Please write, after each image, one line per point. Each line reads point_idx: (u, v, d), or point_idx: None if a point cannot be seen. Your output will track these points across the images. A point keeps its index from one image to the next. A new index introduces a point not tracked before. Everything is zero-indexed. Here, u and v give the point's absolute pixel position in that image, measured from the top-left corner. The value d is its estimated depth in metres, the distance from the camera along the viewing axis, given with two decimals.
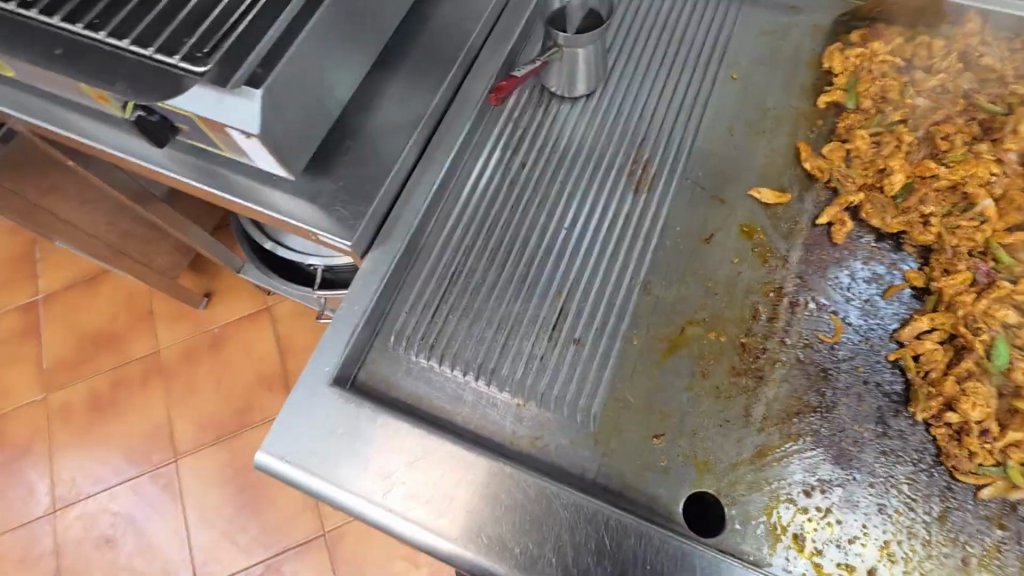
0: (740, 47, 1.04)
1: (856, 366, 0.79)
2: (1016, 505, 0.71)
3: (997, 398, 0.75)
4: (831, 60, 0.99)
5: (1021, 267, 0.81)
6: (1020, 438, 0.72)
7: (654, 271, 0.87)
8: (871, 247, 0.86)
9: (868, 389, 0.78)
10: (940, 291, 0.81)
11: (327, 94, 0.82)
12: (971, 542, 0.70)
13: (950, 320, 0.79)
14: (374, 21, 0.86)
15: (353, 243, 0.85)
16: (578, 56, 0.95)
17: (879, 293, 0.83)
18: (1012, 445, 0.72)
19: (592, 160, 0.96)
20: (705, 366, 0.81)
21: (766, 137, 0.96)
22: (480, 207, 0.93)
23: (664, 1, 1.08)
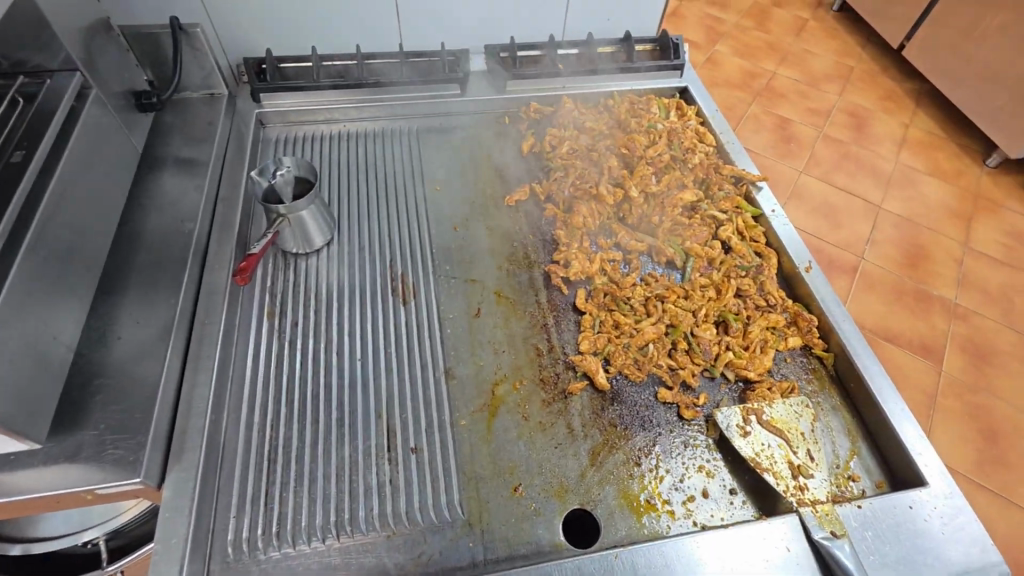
0: (431, 165, 1.29)
1: (632, 367, 0.98)
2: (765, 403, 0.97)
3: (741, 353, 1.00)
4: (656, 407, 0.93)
5: (679, 234, 1.15)
6: (745, 360, 0.99)
7: (449, 358, 0.99)
8: (600, 261, 1.11)
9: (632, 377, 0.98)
10: (646, 282, 1.09)
11: (50, 346, 0.77)
12: (758, 438, 0.90)
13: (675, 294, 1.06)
14: (81, 257, 0.85)
15: (144, 476, 0.78)
16: (304, 217, 1.06)
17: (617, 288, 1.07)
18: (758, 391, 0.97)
19: (357, 294, 1.06)
20: (524, 412, 0.94)
21: (482, 222, 1.19)
22: (270, 379, 0.94)
23: (357, 150, 1.29)
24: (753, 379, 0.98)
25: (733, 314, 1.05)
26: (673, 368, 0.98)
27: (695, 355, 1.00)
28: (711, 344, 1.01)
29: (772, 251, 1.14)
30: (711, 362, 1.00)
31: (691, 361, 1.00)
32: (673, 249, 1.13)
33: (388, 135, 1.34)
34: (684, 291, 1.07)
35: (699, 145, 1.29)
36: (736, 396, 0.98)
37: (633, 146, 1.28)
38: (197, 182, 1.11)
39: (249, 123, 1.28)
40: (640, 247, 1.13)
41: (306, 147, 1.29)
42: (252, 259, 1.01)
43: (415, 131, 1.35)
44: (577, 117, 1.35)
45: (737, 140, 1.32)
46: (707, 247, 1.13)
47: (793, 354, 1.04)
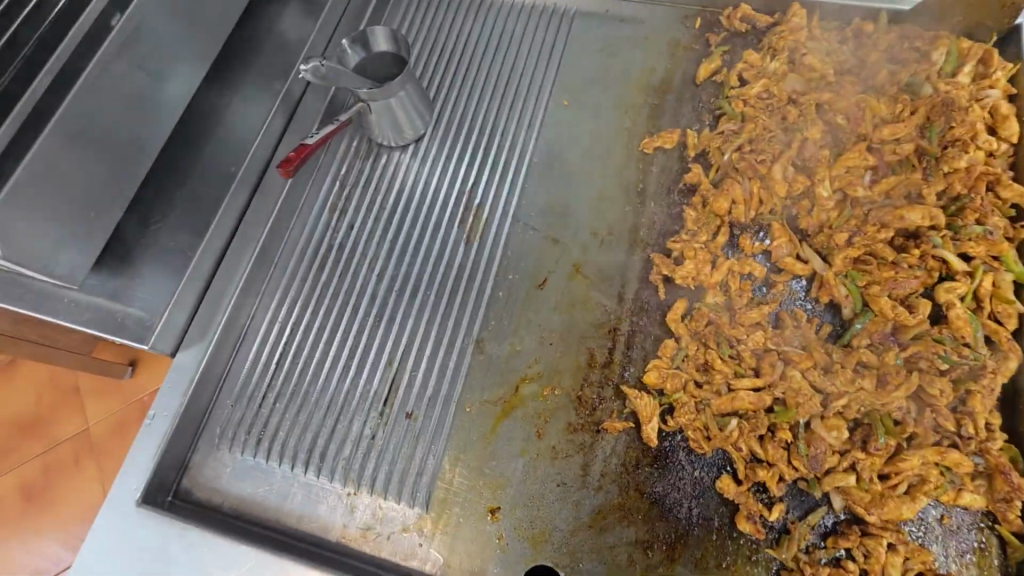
0: (570, 66, 0.99)
1: (699, 434, 0.72)
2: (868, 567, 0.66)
3: (870, 482, 0.68)
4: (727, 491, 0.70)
5: (871, 272, 0.75)
6: (870, 496, 0.67)
7: (487, 328, 0.83)
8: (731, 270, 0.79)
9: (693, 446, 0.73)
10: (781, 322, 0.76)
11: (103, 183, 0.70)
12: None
13: (811, 362, 0.72)
14: (170, 99, 0.75)
15: (151, 345, 0.79)
16: (393, 104, 0.89)
17: (735, 319, 0.76)
18: (866, 545, 0.66)
19: (421, 213, 0.91)
20: (541, 427, 0.77)
21: (600, 163, 0.91)
22: (307, 279, 0.88)
23: (489, 21, 1.02)
24: (869, 523, 0.67)
25: (894, 425, 0.69)
26: (756, 457, 0.71)
27: (797, 456, 0.70)
28: (833, 452, 0.69)
29: (1016, 351, 0.70)
30: (818, 476, 0.69)
31: (790, 462, 0.70)
32: (848, 290, 0.75)
33: (537, 9, 1.03)
34: (832, 362, 0.72)
35: (987, 136, 0.78)
36: (829, 531, 0.69)
37: (861, 116, 0.82)
38: (318, 29, 1.00)
39: None
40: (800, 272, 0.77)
41: (437, 0, 1.04)
42: (302, 152, 0.84)
43: (572, 14, 1.03)
44: (800, 44, 0.91)
45: None
46: (904, 308, 0.73)
47: (958, 515, 0.68)
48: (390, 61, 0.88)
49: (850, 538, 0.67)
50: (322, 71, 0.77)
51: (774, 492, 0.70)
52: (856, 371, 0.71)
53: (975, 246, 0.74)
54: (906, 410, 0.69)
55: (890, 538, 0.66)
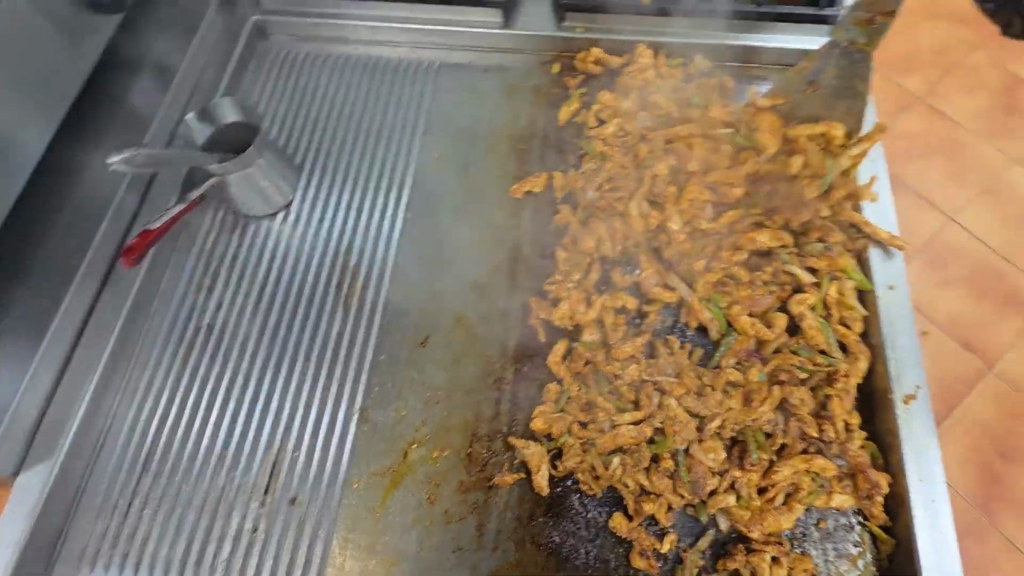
0: (437, 120, 1.00)
1: (587, 475, 0.73)
2: None
3: (749, 497, 0.71)
4: (619, 528, 0.70)
5: (732, 294, 0.79)
6: (750, 512, 0.70)
7: (370, 395, 0.80)
8: (604, 305, 0.81)
9: (584, 488, 0.73)
10: (659, 351, 0.78)
11: None
12: None
13: (685, 389, 0.75)
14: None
15: None
16: (252, 174, 0.87)
17: (613, 355, 0.78)
18: (754, 563, 0.67)
19: (294, 283, 0.88)
20: (432, 492, 0.74)
21: (474, 214, 0.91)
22: (174, 367, 0.83)
23: (355, 84, 1.03)
24: (755, 540, 0.69)
25: (763, 438, 0.73)
26: (645, 490, 0.72)
27: (680, 484, 0.72)
28: (710, 474, 0.72)
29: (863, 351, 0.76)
30: (702, 500, 0.71)
31: (675, 489, 0.71)
32: (713, 313, 0.79)
33: (400, 68, 1.04)
34: (703, 385, 0.75)
35: (818, 156, 0.83)
36: (720, 553, 0.70)
37: (696, 151, 0.88)
38: (170, 99, 0.97)
39: (240, 28, 1.05)
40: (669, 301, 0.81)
41: (301, 67, 1.05)
42: (147, 238, 0.79)
43: (435, 68, 1.05)
44: (647, 84, 0.97)
45: (878, 158, 0.89)
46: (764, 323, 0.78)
47: (836, 519, 0.71)
48: (242, 132, 0.87)
49: (737, 559, 0.68)
50: (140, 160, 0.72)
51: (663, 523, 0.70)
52: (726, 391, 0.75)
53: (816, 261, 0.80)
54: (776, 423, 0.73)
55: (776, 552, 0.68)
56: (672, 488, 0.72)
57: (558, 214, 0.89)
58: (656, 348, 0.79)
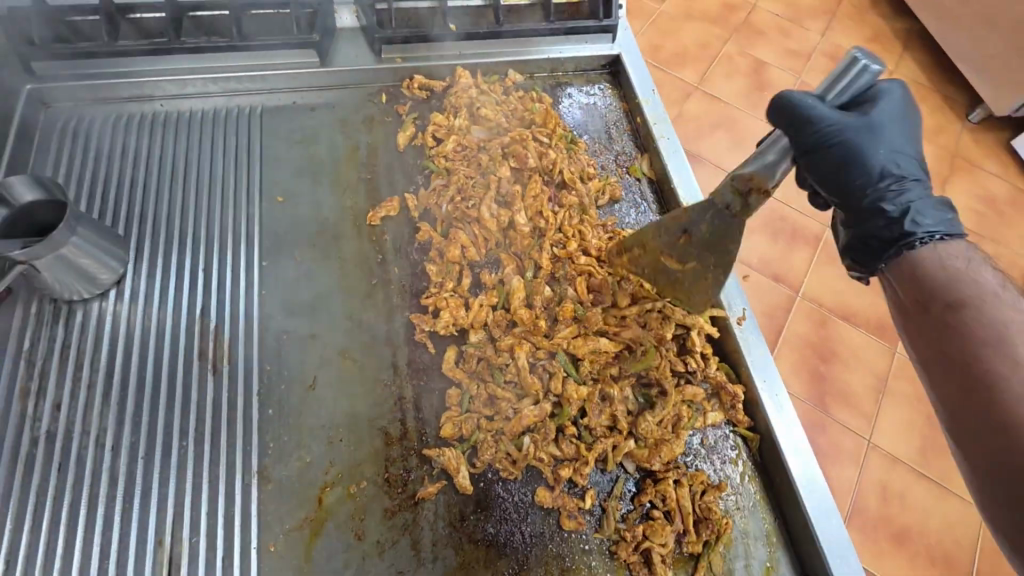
0: (273, 164, 0.98)
1: (504, 463, 0.77)
2: (672, 509, 0.76)
3: (644, 438, 0.79)
4: (545, 501, 0.75)
5: (588, 267, 0.90)
6: (649, 450, 0.79)
7: (267, 452, 0.76)
8: (478, 305, 0.86)
9: (505, 476, 0.77)
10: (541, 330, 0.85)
11: None
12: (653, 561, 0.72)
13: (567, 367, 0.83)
14: None
15: None
16: (68, 255, 0.78)
17: (497, 346, 0.84)
18: (661, 490, 0.77)
19: (148, 361, 0.80)
20: (358, 528, 0.72)
21: (335, 249, 0.91)
22: (11, 491, 0.70)
23: (173, 142, 0.97)
24: (659, 470, 0.78)
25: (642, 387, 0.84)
26: (559, 459, 0.79)
27: (586, 446, 0.79)
28: (606, 427, 0.81)
29: None
30: (608, 451, 0.79)
31: (582, 450, 0.79)
32: (574, 287, 0.89)
33: (221, 118, 1.01)
34: (583, 354, 0.84)
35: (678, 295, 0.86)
36: (635, 493, 0.78)
37: (528, 155, 0.99)
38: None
39: (16, 105, 0.94)
40: (539, 288, 0.88)
41: (104, 134, 0.96)
42: None
43: (259, 113, 1.03)
44: (473, 100, 1.05)
45: (673, 134, 1.04)
46: (620, 282, 0.89)
47: (714, 433, 0.83)
48: (44, 210, 0.78)
49: (648, 492, 0.77)
50: None
51: (581, 483, 0.77)
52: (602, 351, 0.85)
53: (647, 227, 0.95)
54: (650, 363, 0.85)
55: (675, 476, 0.78)
56: (582, 453, 0.79)
57: (419, 232, 0.92)
58: (539, 329, 0.86)
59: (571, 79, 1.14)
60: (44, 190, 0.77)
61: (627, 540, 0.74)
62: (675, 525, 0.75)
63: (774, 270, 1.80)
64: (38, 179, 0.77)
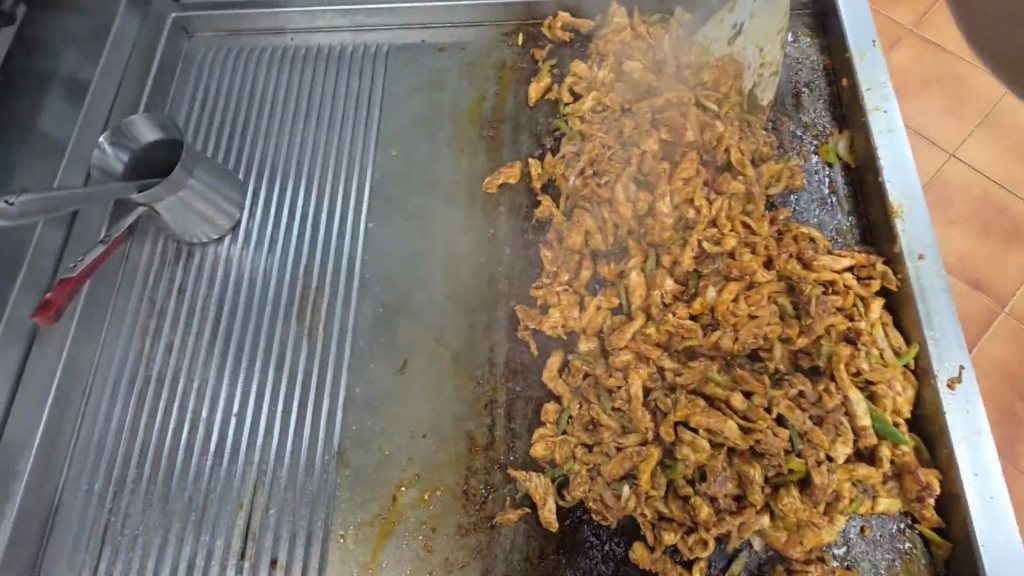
0: (391, 112, 0.89)
1: (596, 506, 0.65)
2: None
3: (781, 516, 0.61)
4: (641, 559, 0.62)
5: (749, 272, 0.70)
6: (786, 533, 0.61)
7: (349, 435, 0.71)
8: (595, 307, 0.72)
9: (597, 519, 0.65)
10: (674, 343, 0.68)
11: None
12: None
13: (698, 409, 0.64)
14: None
15: None
16: (185, 197, 0.76)
17: (611, 359, 0.69)
18: None
19: (250, 316, 0.78)
20: (428, 539, 0.66)
21: (445, 217, 0.81)
22: (125, 424, 0.74)
23: (296, 80, 0.91)
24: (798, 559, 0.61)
25: (801, 460, 0.62)
26: (664, 517, 0.64)
27: (708, 514, 0.62)
28: (733, 496, 0.63)
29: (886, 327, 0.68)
30: (733, 528, 0.62)
31: (697, 516, 0.62)
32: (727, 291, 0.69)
33: (347, 55, 0.93)
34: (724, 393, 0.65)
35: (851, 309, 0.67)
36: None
37: (686, 121, 0.79)
38: (83, 121, 0.85)
39: (161, 36, 0.94)
40: (674, 281, 0.71)
41: (237, 69, 0.93)
42: (65, 288, 0.65)
43: (384, 50, 0.93)
44: (627, 45, 0.86)
45: (893, 104, 0.76)
46: (789, 298, 0.69)
47: (881, 524, 0.63)
48: (164, 151, 0.76)
49: None
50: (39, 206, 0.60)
51: (690, 552, 0.62)
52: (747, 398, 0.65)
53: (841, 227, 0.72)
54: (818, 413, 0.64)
55: (818, 572, 0.60)
56: (699, 519, 0.62)
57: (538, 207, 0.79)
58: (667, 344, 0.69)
59: None
60: (165, 131, 0.75)
61: None
62: None
63: None
64: (161, 119, 0.75)
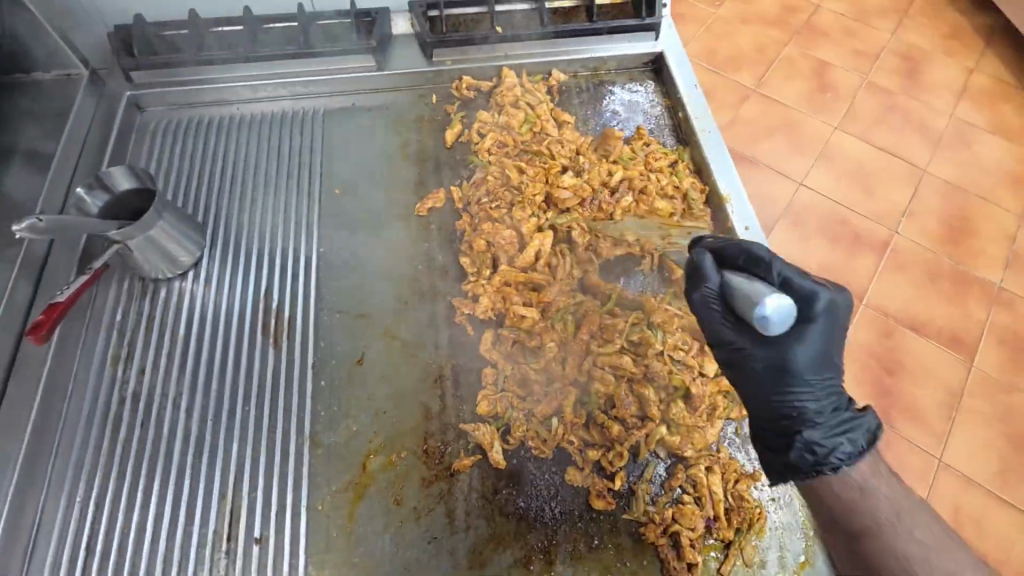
0: (331, 161, 1.06)
1: (535, 443, 0.79)
2: (701, 493, 0.76)
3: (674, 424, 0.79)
4: (572, 478, 0.77)
5: (628, 247, 0.92)
6: (680, 437, 0.78)
7: (318, 421, 0.82)
8: (515, 291, 0.90)
9: (535, 454, 0.79)
10: (581, 308, 0.88)
11: None
12: (680, 542, 0.73)
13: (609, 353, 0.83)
14: None
15: None
16: (155, 236, 0.88)
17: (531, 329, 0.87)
18: (692, 475, 0.77)
19: (218, 334, 0.88)
20: (397, 494, 0.77)
21: (385, 237, 0.98)
22: (102, 443, 0.80)
23: (245, 140, 1.07)
24: (691, 454, 0.78)
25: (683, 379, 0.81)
26: (588, 443, 0.80)
27: (619, 432, 0.79)
28: (637, 416, 0.80)
29: None
30: (641, 440, 0.79)
31: (612, 435, 0.79)
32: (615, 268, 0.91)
33: (288, 118, 1.10)
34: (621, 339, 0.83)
35: None
36: (665, 479, 0.78)
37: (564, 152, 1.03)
38: (51, 184, 0.97)
39: (117, 110, 1.07)
40: (573, 264, 0.92)
41: (188, 135, 1.08)
42: (55, 311, 0.76)
43: (322, 114, 1.12)
44: (520, 98, 1.10)
45: (715, 128, 1.04)
46: (663, 260, 0.91)
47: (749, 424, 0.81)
48: (138, 198, 0.89)
49: (679, 477, 0.77)
50: (42, 227, 0.72)
51: (611, 465, 0.78)
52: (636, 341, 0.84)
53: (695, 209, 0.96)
54: (686, 345, 0.84)
55: (707, 462, 0.77)
56: (615, 438, 0.79)
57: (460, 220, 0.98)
58: (576, 309, 0.88)
59: (614, 77, 1.16)
60: (139, 180, 0.88)
61: (654, 522, 0.75)
62: (703, 511, 0.75)
63: (835, 277, 1.72)
64: (133, 171, 0.88)
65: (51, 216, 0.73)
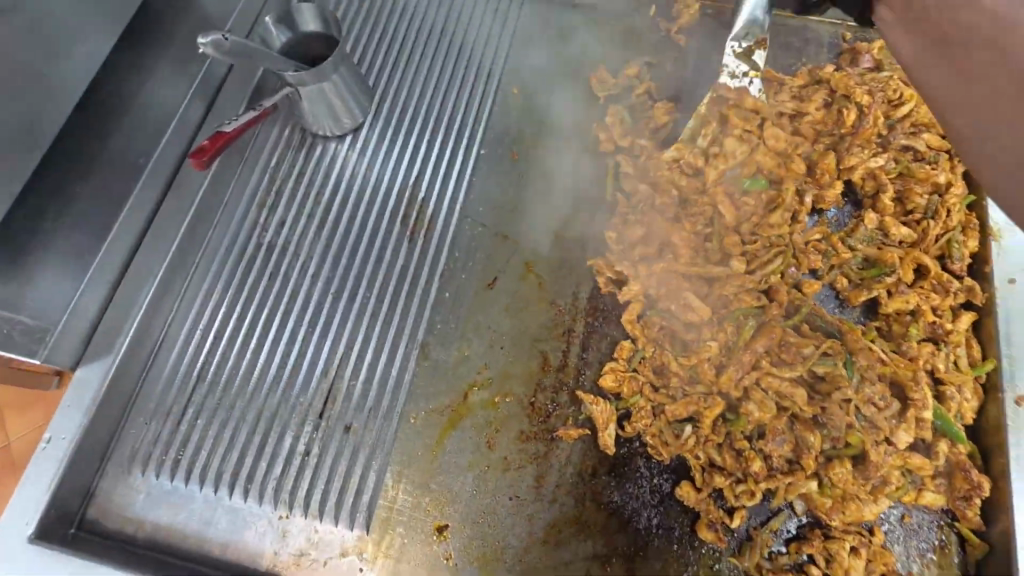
0: (518, 57, 0.93)
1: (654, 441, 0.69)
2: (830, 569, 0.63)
3: (827, 484, 0.65)
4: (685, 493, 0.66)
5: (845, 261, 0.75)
6: (832, 502, 0.65)
7: (432, 331, 0.78)
8: (683, 265, 0.77)
9: (651, 454, 0.69)
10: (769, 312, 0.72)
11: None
12: None
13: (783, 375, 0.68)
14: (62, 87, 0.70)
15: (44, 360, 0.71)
16: (325, 90, 0.82)
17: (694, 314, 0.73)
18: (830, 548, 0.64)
19: (359, 209, 0.84)
20: (492, 437, 0.71)
21: (551, 158, 0.86)
22: (232, 281, 0.80)
23: (436, 7, 0.97)
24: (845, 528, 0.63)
25: (862, 438, 0.66)
26: (716, 465, 0.68)
27: (762, 468, 0.66)
28: (787, 457, 0.67)
29: (965, 338, 0.70)
30: (781, 486, 0.66)
31: (749, 468, 0.66)
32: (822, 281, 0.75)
33: None
34: (801, 364, 0.69)
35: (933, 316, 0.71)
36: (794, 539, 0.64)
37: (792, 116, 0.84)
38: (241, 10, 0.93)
39: None
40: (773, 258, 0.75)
41: None
42: (221, 139, 0.75)
43: None
44: None
45: None
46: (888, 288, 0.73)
47: (918, 517, 0.66)
48: (321, 43, 0.83)
49: (813, 544, 0.64)
50: (226, 47, 0.67)
51: (735, 500, 0.66)
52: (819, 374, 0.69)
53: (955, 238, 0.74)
54: (880, 399, 0.67)
55: (854, 542, 0.64)
56: (750, 472, 0.67)
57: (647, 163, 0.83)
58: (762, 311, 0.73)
59: None
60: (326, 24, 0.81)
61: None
62: None
63: None
64: (323, 12, 0.81)
65: (235, 36, 0.67)
